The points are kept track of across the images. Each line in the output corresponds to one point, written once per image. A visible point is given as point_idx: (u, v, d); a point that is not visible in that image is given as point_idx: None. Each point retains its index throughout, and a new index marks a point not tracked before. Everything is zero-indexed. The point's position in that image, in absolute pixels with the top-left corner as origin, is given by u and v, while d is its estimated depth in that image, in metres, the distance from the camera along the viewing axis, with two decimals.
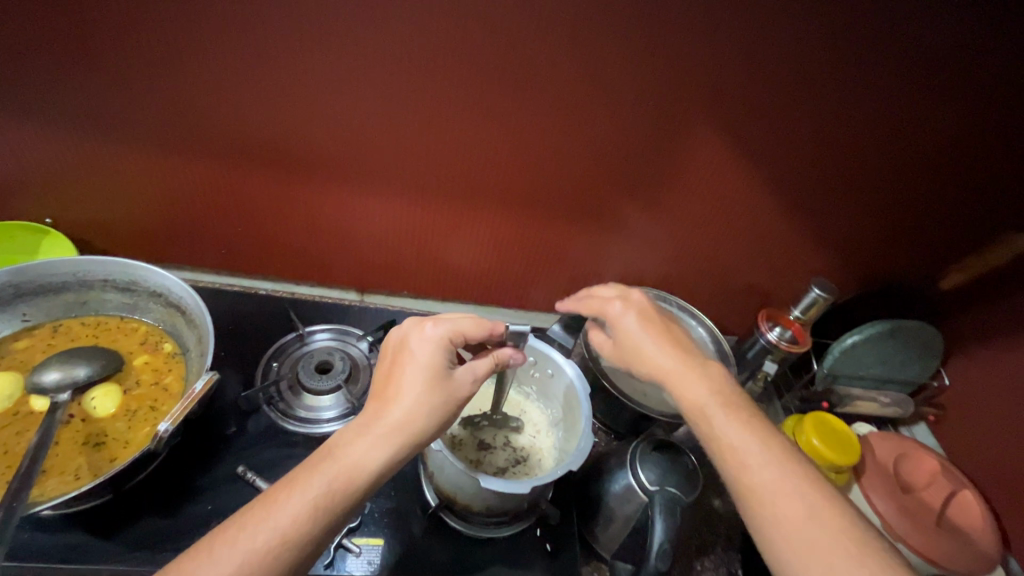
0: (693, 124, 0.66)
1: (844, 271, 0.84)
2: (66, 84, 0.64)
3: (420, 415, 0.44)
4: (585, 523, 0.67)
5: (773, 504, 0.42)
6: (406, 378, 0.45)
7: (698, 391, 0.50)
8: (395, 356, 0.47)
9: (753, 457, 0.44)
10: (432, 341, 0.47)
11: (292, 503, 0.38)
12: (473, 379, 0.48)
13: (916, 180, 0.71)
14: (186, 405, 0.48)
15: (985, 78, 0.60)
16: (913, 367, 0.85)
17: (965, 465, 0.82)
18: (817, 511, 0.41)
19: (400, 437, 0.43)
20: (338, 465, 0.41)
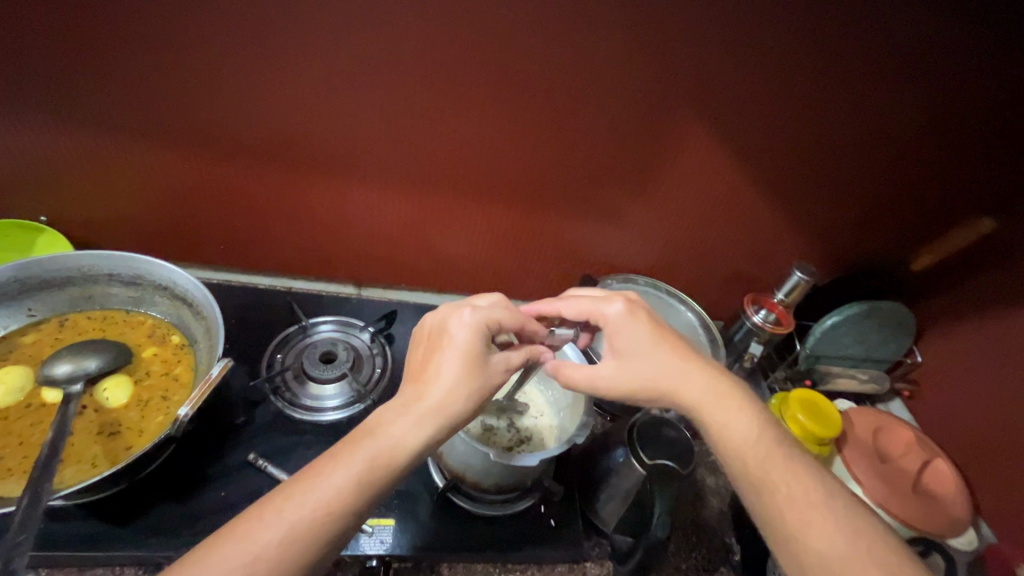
0: (682, 117, 0.69)
1: (822, 256, 0.88)
2: (64, 82, 0.65)
3: (458, 398, 0.46)
4: (586, 499, 0.70)
5: (782, 494, 0.44)
6: (445, 362, 0.47)
7: (739, 426, 0.48)
8: (433, 342, 0.49)
9: (792, 491, 0.44)
10: (469, 327, 0.49)
11: (335, 476, 0.41)
12: (506, 367, 0.50)
13: (888, 168, 0.75)
14: (202, 391, 0.49)
15: (951, 72, 0.65)
16: (888, 345, 0.90)
17: (937, 436, 0.87)
18: (825, 502, 0.43)
19: (437, 419, 0.45)
20: (378, 446, 0.42)
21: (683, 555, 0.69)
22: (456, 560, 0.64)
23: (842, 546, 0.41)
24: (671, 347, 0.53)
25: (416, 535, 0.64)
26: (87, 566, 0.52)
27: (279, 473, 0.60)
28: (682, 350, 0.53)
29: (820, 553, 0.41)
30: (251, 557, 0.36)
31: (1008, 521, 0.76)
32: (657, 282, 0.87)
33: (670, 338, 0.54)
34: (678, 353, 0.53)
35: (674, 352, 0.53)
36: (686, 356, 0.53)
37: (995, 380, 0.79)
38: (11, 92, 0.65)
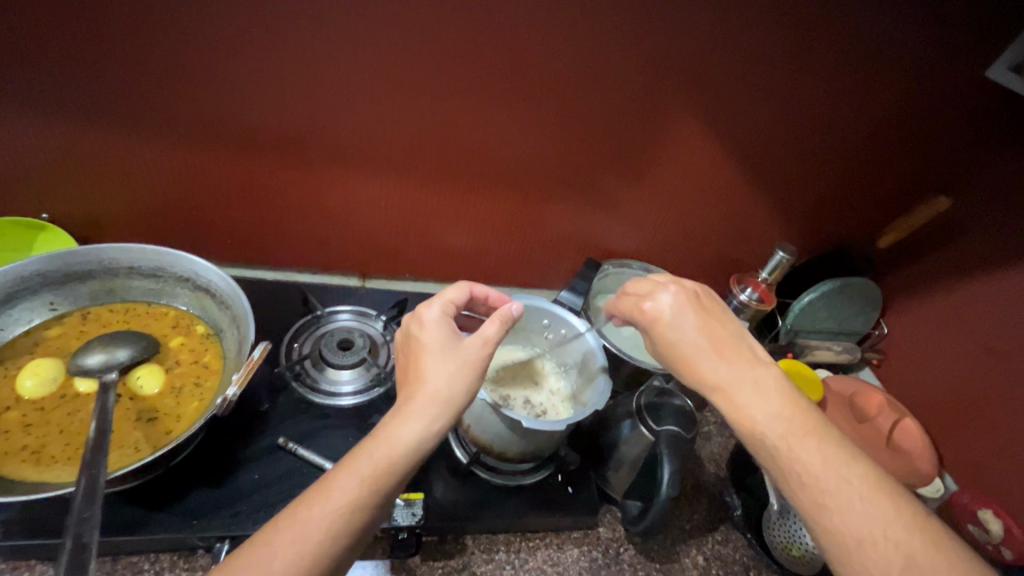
0: (674, 108, 0.74)
1: (800, 236, 0.95)
2: (64, 77, 0.64)
3: (444, 381, 0.48)
4: (598, 469, 0.74)
5: (801, 483, 0.42)
6: (421, 358, 0.49)
7: (759, 414, 0.45)
8: (407, 349, 0.52)
9: (811, 469, 0.42)
10: (430, 321, 0.52)
11: (347, 481, 0.42)
12: (483, 341, 0.51)
13: (855, 153, 0.83)
14: (248, 370, 0.55)
15: (906, 65, 0.72)
16: (859, 318, 0.98)
17: (906, 399, 0.95)
18: (846, 486, 0.41)
19: (435, 406, 0.47)
20: (380, 446, 0.44)
21: (687, 516, 0.76)
22: (478, 533, 0.68)
23: (860, 532, 0.40)
24: (718, 336, 0.50)
25: (439, 510, 0.66)
26: (126, 553, 0.55)
27: (309, 454, 0.62)
28: (728, 340, 0.50)
29: (835, 533, 0.40)
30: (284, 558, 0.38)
31: (970, 471, 0.84)
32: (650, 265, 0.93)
33: (718, 327, 0.51)
34: (725, 341, 0.50)
35: (719, 341, 0.50)
36: (732, 345, 0.50)
37: (953, 344, 0.88)
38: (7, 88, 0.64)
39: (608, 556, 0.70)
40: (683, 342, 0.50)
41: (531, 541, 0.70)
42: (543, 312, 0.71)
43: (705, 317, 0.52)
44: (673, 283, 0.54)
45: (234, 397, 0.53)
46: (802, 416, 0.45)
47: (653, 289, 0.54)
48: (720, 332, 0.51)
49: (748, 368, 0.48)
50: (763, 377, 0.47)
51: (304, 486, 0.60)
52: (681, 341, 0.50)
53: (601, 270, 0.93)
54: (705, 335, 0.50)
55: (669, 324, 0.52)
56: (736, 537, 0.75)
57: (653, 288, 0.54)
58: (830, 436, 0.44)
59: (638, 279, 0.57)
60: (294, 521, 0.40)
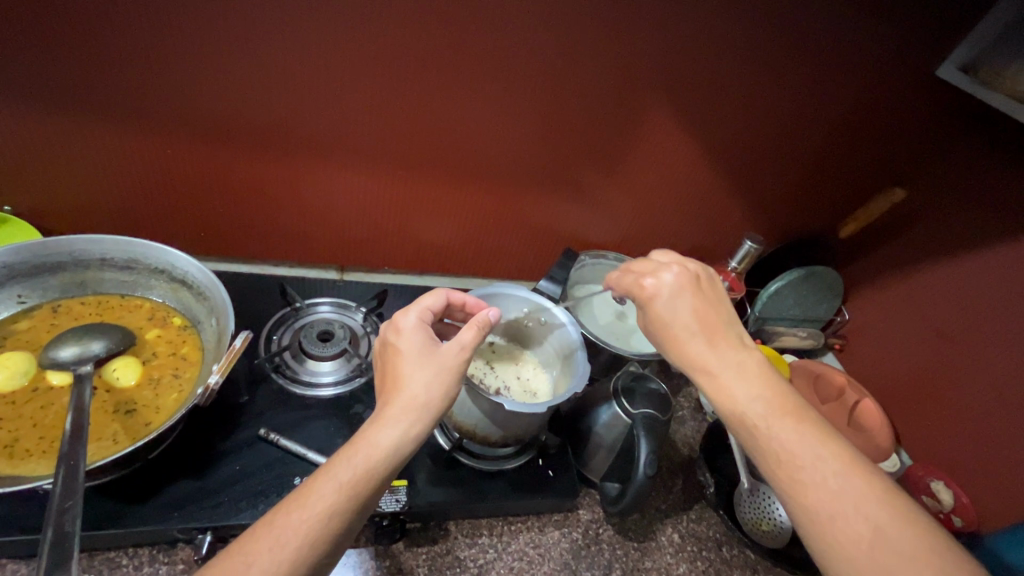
0: (647, 102, 0.77)
1: (766, 227, 1.00)
2: (21, 62, 0.62)
3: (422, 387, 0.48)
4: (578, 454, 0.76)
5: (780, 463, 0.43)
6: (399, 365, 0.50)
7: (741, 398, 0.46)
8: (383, 357, 0.52)
9: (796, 459, 0.42)
10: (408, 328, 0.53)
11: (321, 486, 0.42)
12: (459, 346, 0.52)
13: (816, 148, 0.87)
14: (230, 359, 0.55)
15: (863, 64, 0.76)
16: (821, 305, 1.03)
17: (864, 381, 1.01)
18: (822, 463, 0.42)
19: (414, 412, 0.47)
20: (358, 453, 0.45)
21: (662, 497, 0.79)
22: (461, 518, 0.70)
23: (835, 510, 0.40)
24: (710, 318, 0.52)
25: (422, 496, 0.67)
26: (103, 549, 0.55)
27: (292, 444, 0.62)
28: (721, 327, 0.51)
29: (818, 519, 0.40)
30: (267, 564, 0.39)
31: (922, 446, 0.90)
32: (625, 257, 0.94)
33: (713, 311, 0.52)
34: (716, 325, 0.51)
35: (712, 326, 0.51)
36: (724, 332, 0.51)
37: (906, 328, 0.93)
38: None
39: (588, 537, 0.72)
40: (674, 320, 0.52)
41: (512, 524, 0.71)
42: (524, 301, 0.72)
43: (702, 299, 0.53)
44: (677, 265, 0.56)
45: (217, 386, 0.53)
46: (784, 403, 0.45)
47: (655, 268, 0.56)
48: (714, 317, 0.52)
49: (734, 355, 0.49)
50: (749, 364, 0.48)
51: (287, 477, 0.60)
52: (671, 319, 0.52)
53: (579, 261, 0.93)
54: (698, 316, 0.52)
55: (664, 302, 0.53)
56: (708, 515, 0.78)
57: (657, 267, 0.56)
58: (811, 420, 0.45)
59: (644, 260, 0.59)
60: (269, 526, 0.40)
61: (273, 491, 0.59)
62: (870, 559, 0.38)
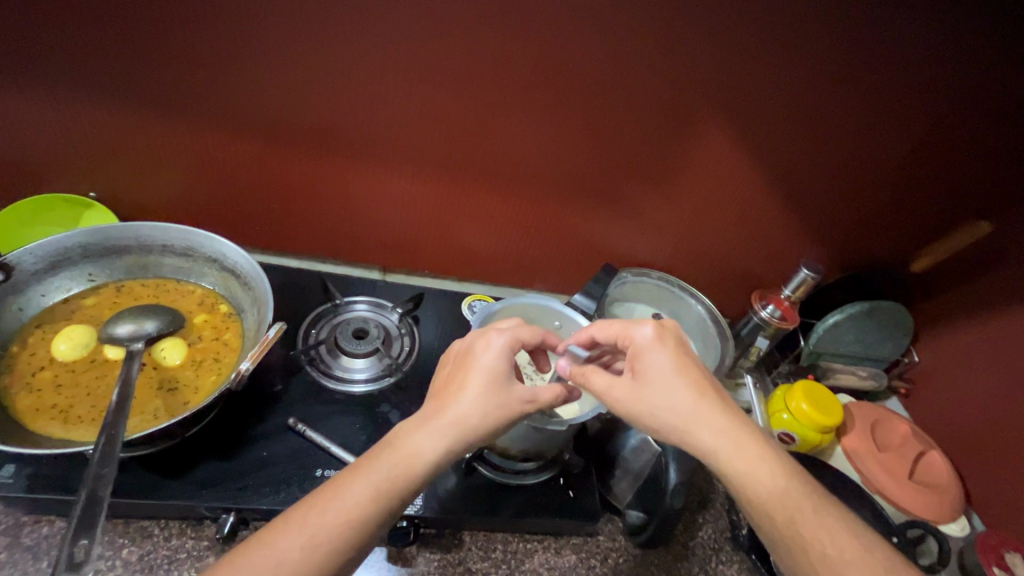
0: (704, 118, 0.74)
1: (827, 256, 0.93)
2: (109, 62, 0.68)
3: (481, 415, 0.47)
4: (601, 479, 0.73)
5: (816, 555, 0.43)
6: (468, 381, 0.49)
7: (757, 483, 0.46)
8: (461, 362, 0.51)
9: (829, 549, 0.43)
10: (496, 348, 0.51)
11: (355, 486, 0.43)
12: (531, 398, 0.50)
13: (888, 174, 0.81)
14: (261, 349, 0.56)
15: (944, 85, 0.71)
16: (887, 344, 0.95)
17: (932, 431, 0.91)
18: (862, 556, 0.43)
19: (463, 437, 0.46)
20: (399, 459, 0.44)
21: (690, 534, 0.74)
22: (476, 529, 0.68)
23: None
24: (698, 380, 0.51)
25: (437, 503, 0.66)
26: (138, 517, 0.59)
27: (316, 437, 0.63)
28: (713, 394, 0.51)
29: None
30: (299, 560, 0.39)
31: (996, 511, 0.80)
32: (669, 277, 0.92)
33: (701, 375, 0.52)
34: (706, 388, 0.51)
35: (704, 393, 0.50)
36: (716, 400, 0.50)
37: (985, 377, 0.84)
38: (54, 69, 0.68)
39: (606, 566, 0.69)
40: (665, 387, 0.50)
41: (528, 542, 0.69)
42: (556, 313, 0.70)
43: (688, 363, 0.52)
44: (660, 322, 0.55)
45: (246, 372, 0.54)
46: (803, 485, 0.47)
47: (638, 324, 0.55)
48: (702, 381, 0.51)
49: (736, 429, 0.49)
50: (752, 441, 0.48)
51: (309, 467, 0.62)
52: (666, 386, 0.50)
53: (620, 278, 0.91)
54: (690, 383, 0.51)
55: (654, 366, 0.52)
56: (738, 559, 0.73)
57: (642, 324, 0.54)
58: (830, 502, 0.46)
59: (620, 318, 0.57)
60: (300, 525, 0.41)
61: (295, 481, 0.60)
62: None
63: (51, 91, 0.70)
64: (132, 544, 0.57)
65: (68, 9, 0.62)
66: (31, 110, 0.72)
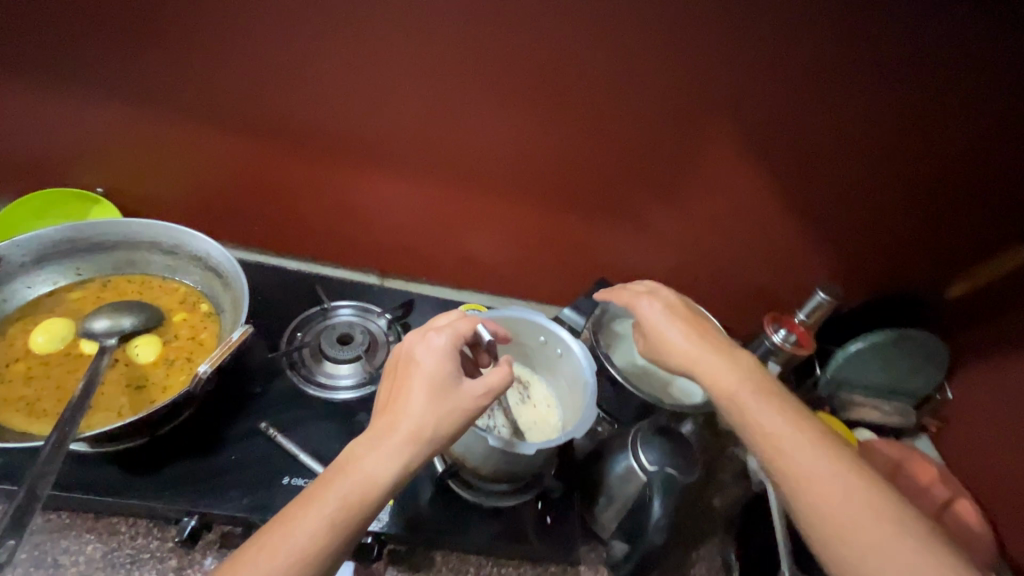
0: (712, 124, 0.70)
1: (851, 278, 0.86)
2: (114, 60, 0.69)
3: (431, 421, 0.44)
4: (585, 504, 0.69)
5: (764, 437, 0.47)
6: (411, 388, 0.45)
7: (725, 381, 0.52)
8: (400, 368, 0.47)
9: (775, 429, 0.47)
10: (438, 349, 0.47)
11: (307, 521, 0.39)
12: (485, 389, 0.47)
13: (917, 188, 0.74)
14: (223, 350, 0.54)
15: (976, 90, 0.65)
16: (917, 377, 0.86)
17: (967, 476, 0.82)
18: (804, 435, 0.46)
19: (416, 447, 0.43)
20: (352, 484, 0.41)
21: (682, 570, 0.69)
22: (449, 550, 0.65)
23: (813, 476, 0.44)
24: (686, 316, 0.59)
25: (407, 522, 0.64)
26: (108, 513, 0.58)
27: (287, 442, 0.63)
28: (702, 327, 0.58)
29: (791, 475, 0.45)
30: None
31: None
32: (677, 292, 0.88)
33: (691, 314, 0.60)
34: (694, 322, 0.59)
35: (692, 323, 0.58)
36: (706, 329, 0.58)
37: None
38: (65, 66, 0.70)
39: None
40: (655, 318, 0.59)
41: (503, 568, 0.66)
42: (540, 328, 0.66)
43: (677, 305, 0.61)
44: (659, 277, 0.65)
45: (204, 375, 0.52)
46: (768, 389, 0.51)
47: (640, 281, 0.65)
48: (693, 318, 0.59)
49: (715, 347, 0.55)
50: (728, 356, 0.54)
51: (276, 474, 0.61)
52: (656, 319, 0.59)
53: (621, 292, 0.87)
54: (676, 315, 0.59)
55: (648, 305, 0.61)
56: None
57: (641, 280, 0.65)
58: (793, 405, 0.50)
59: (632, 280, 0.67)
60: (251, 565, 0.37)
61: (260, 488, 0.59)
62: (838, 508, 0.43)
63: (62, 87, 0.72)
64: (98, 541, 0.56)
65: (77, 7, 0.64)
66: (44, 106, 0.74)
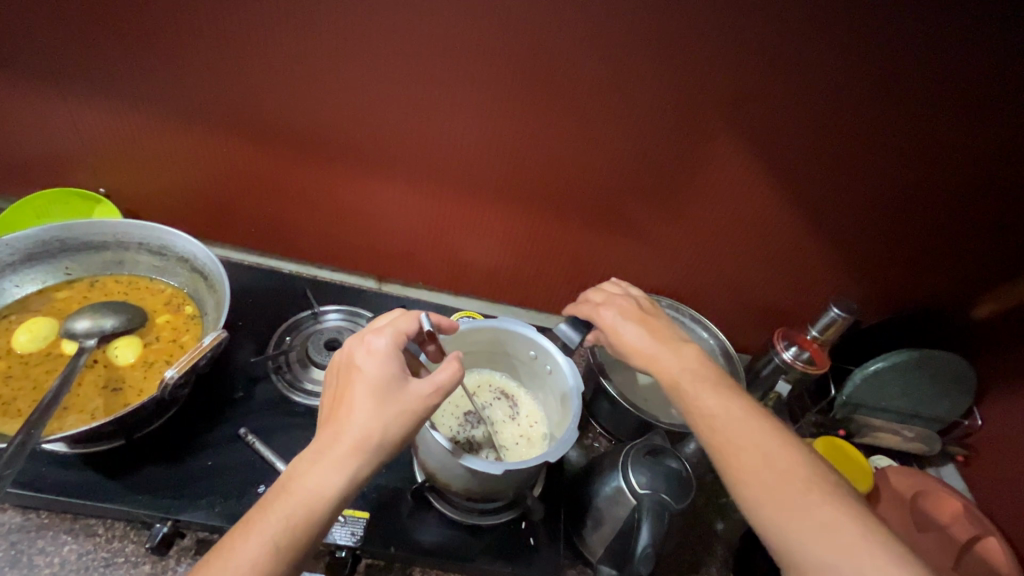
0: (715, 131, 0.66)
1: (868, 294, 0.81)
2: (110, 64, 0.70)
3: (376, 426, 0.42)
4: (574, 525, 0.66)
5: (703, 420, 0.48)
6: (353, 394, 0.43)
7: (672, 370, 0.53)
8: (341, 375, 0.45)
9: (709, 409, 0.48)
10: (378, 351, 0.45)
11: (248, 548, 0.37)
12: (433, 387, 0.45)
13: (937, 199, 0.69)
14: (193, 356, 0.53)
15: (999, 95, 0.59)
16: (942, 402, 0.80)
17: (996, 510, 0.76)
18: (731, 411, 0.48)
19: (362, 455, 0.41)
20: (294, 504, 0.39)
21: None
22: (428, 567, 0.62)
23: (737, 443, 0.45)
24: (641, 316, 0.61)
25: (386, 538, 0.61)
26: (85, 515, 0.57)
27: (264, 450, 0.61)
28: (658, 327, 0.59)
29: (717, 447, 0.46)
30: None
31: None
32: (680, 305, 0.83)
33: (646, 315, 0.62)
34: (649, 321, 0.60)
35: (646, 322, 0.60)
36: (659, 328, 0.59)
37: None
38: (65, 70, 0.71)
39: None
40: (611, 320, 0.61)
41: None
42: (531, 343, 0.64)
43: (633, 307, 0.63)
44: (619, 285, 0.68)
45: (172, 382, 0.51)
46: (713, 375, 0.52)
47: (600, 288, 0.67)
48: (648, 318, 0.61)
49: (667, 341, 0.56)
50: (679, 348, 0.55)
51: (251, 483, 0.60)
52: (612, 321, 0.61)
53: None
54: (631, 317, 0.61)
55: (604, 309, 0.63)
56: None
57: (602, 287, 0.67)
58: (733, 390, 0.50)
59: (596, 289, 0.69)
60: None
61: (234, 495, 0.58)
62: (759, 474, 0.43)
63: (63, 90, 0.73)
64: (74, 542, 0.55)
65: (72, 13, 0.65)
66: (47, 109, 0.75)
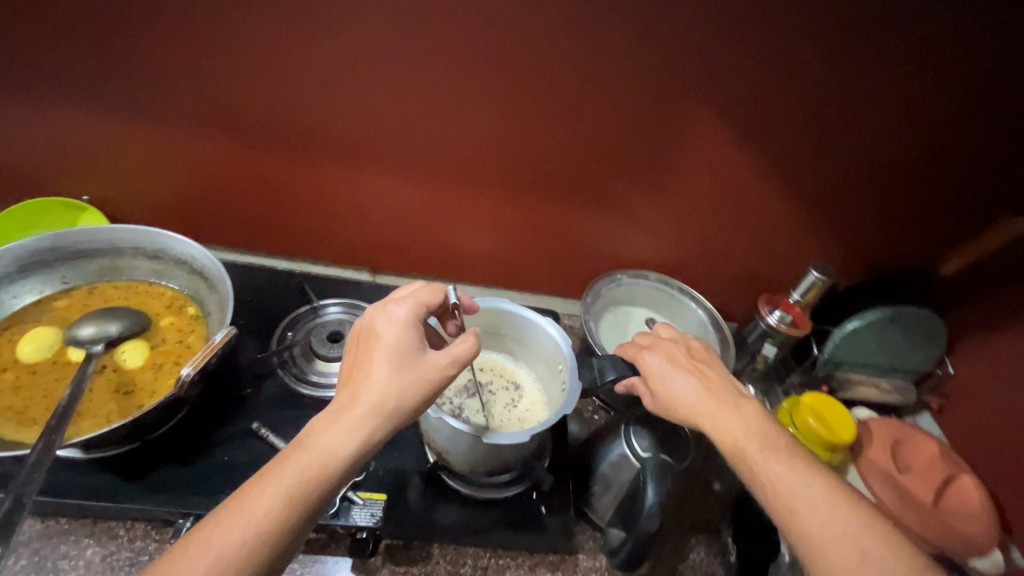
0: (695, 107, 0.68)
1: (845, 257, 0.85)
2: (87, 69, 0.69)
3: (394, 392, 0.44)
4: (581, 493, 0.69)
5: (771, 489, 0.46)
6: (373, 360, 0.45)
7: (734, 436, 0.50)
8: (361, 341, 0.47)
9: (776, 475, 0.47)
10: (398, 319, 0.48)
11: (264, 497, 0.38)
12: (450, 358, 0.47)
13: (906, 165, 0.73)
14: (207, 354, 0.54)
15: (955, 62, 0.63)
16: (918, 354, 0.85)
17: (969, 451, 0.82)
18: (799, 470, 0.47)
19: (378, 419, 0.43)
20: (310, 458, 0.41)
21: (680, 556, 0.69)
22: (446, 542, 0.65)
23: (807, 504, 0.45)
24: (691, 366, 0.58)
25: (403, 517, 0.64)
26: (105, 518, 0.58)
27: (278, 441, 0.63)
28: (712, 380, 0.56)
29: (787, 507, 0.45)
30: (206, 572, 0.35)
31: None
32: (668, 278, 0.88)
33: (698, 365, 0.58)
34: (701, 373, 0.57)
35: (700, 376, 0.57)
36: (716, 384, 0.56)
37: None
38: (39, 76, 0.69)
39: None
40: (661, 371, 0.57)
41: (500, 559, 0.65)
42: (551, 341, 0.65)
43: (682, 356, 0.60)
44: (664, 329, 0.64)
45: (187, 379, 0.53)
46: (777, 441, 0.50)
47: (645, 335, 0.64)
48: (698, 367, 0.58)
49: (725, 401, 0.54)
50: (739, 410, 0.53)
51: None
52: (662, 373, 0.57)
53: (615, 279, 0.87)
54: (682, 368, 0.58)
55: (652, 357, 0.59)
56: None
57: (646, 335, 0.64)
58: (799, 454, 0.49)
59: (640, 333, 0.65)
60: (204, 545, 0.36)
61: None
62: (832, 539, 0.43)
63: (39, 98, 0.72)
64: (97, 544, 0.56)
65: (45, 17, 0.64)
66: (21, 117, 0.74)
